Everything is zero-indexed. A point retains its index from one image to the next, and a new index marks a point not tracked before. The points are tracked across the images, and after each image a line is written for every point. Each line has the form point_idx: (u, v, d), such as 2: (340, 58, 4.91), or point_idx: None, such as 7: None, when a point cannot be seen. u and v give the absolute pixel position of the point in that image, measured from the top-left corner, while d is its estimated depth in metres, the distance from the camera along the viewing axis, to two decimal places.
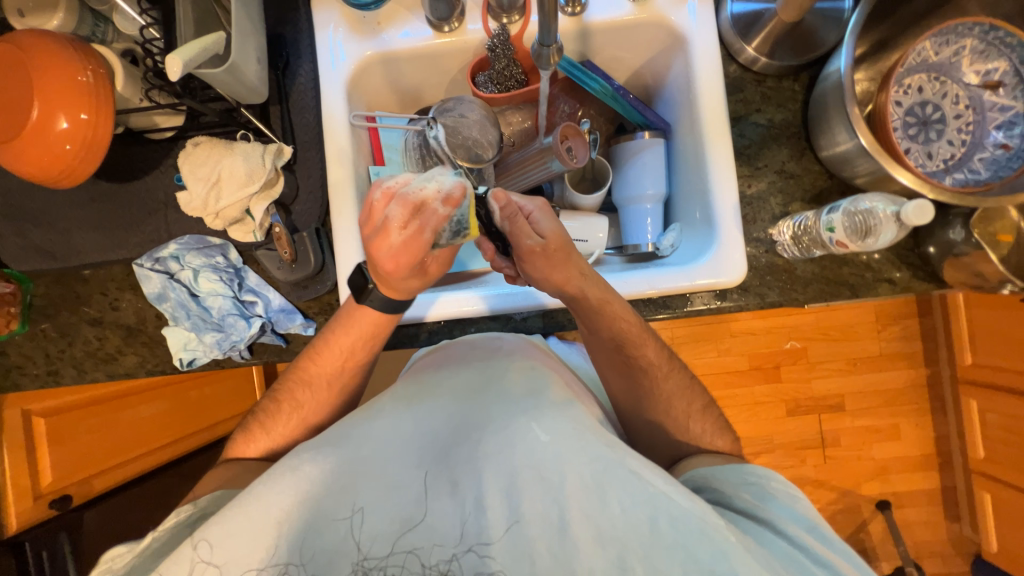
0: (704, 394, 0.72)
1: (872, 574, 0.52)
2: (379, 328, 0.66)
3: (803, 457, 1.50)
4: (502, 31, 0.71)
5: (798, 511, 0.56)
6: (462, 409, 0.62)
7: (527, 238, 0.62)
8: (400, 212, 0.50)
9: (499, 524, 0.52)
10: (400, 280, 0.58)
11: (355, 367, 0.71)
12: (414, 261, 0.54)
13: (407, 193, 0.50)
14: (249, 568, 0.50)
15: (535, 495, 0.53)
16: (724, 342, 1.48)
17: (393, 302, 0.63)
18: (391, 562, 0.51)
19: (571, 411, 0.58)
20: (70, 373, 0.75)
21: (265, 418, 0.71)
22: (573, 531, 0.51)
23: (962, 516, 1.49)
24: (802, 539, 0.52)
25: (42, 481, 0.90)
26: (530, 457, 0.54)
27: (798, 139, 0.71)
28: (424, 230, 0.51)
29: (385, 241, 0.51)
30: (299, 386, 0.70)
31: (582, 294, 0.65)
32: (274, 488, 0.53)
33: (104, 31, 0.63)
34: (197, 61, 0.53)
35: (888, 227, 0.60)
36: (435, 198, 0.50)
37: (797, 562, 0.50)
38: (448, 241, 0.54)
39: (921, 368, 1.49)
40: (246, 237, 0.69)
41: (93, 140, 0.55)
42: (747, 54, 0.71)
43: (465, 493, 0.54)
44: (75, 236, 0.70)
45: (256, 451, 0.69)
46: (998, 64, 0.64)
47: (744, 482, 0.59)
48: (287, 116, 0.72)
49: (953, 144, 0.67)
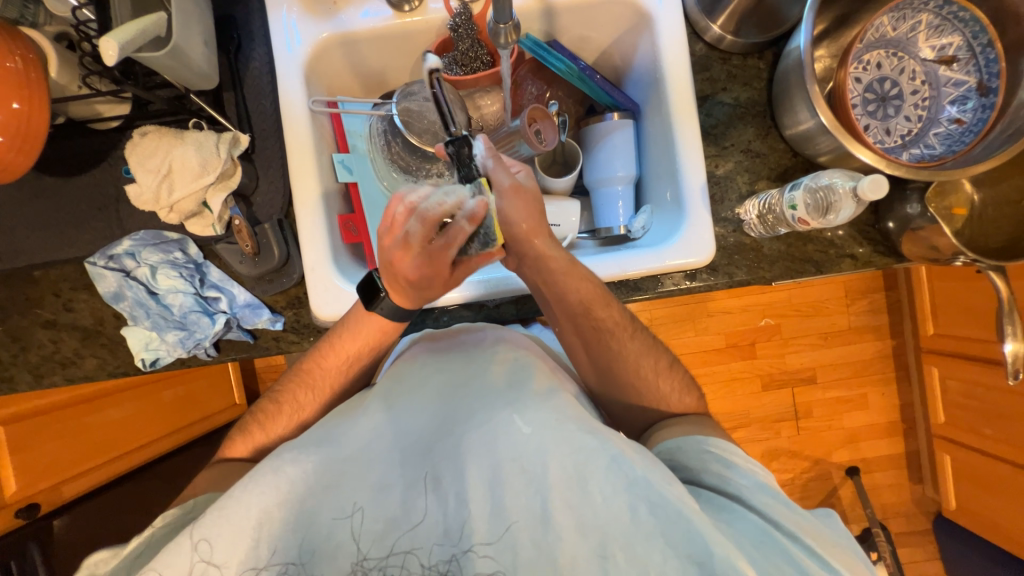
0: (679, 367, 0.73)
1: (834, 530, 0.54)
2: (387, 334, 0.68)
3: (777, 429, 1.55)
4: (464, 9, 0.68)
5: (760, 478, 0.56)
6: (447, 404, 0.61)
7: (503, 179, 0.61)
8: (421, 228, 0.57)
9: (485, 519, 0.51)
10: (418, 294, 0.63)
11: (358, 371, 0.71)
12: (434, 275, 0.61)
13: (427, 210, 0.56)
14: (246, 567, 0.48)
15: (519, 488, 0.52)
16: (701, 322, 1.51)
17: (401, 310, 0.65)
18: (390, 563, 0.50)
19: (553, 401, 0.58)
20: (25, 378, 0.72)
21: (264, 420, 0.68)
22: (556, 522, 0.50)
23: (925, 478, 1.58)
24: (769, 507, 0.53)
25: (6, 490, 0.86)
26: (512, 449, 0.54)
27: (763, 118, 0.72)
28: (445, 245, 0.57)
29: (406, 261, 0.59)
30: (301, 387, 0.69)
31: (551, 254, 0.65)
32: (254, 493, 0.50)
33: (34, 12, 0.58)
34: (136, 42, 0.50)
35: (847, 203, 0.60)
36: (458, 215, 0.55)
37: (767, 534, 0.50)
38: (476, 252, 0.61)
39: (887, 340, 1.56)
40: (205, 230, 0.66)
41: (28, 132, 0.52)
42: (713, 32, 0.70)
43: (448, 490, 0.53)
44: (20, 235, 0.66)
45: (234, 454, 0.66)
46: (952, 39, 0.65)
47: (708, 453, 0.59)
48: (242, 103, 0.69)
49: (910, 120, 0.68)
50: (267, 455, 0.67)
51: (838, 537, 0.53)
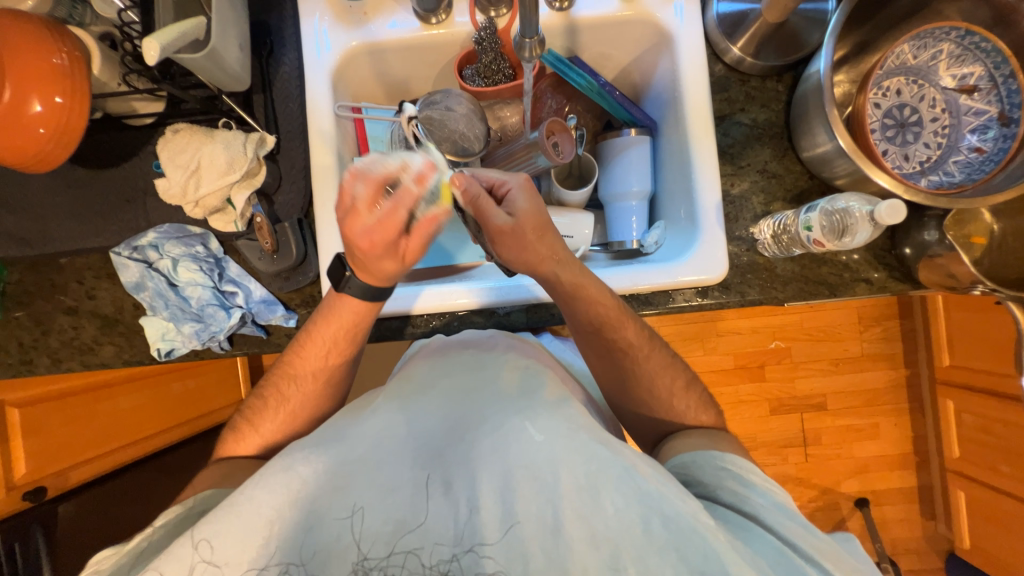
0: (690, 377, 0.72)
1: (854, 555, 0.52)
2: (361, 319, 0.66)
3: (785, 455, 1.52)
4: (490, 23, 0.70)
5: (779, 500, 0.54)
6: (456, 407, 0.59)
7: (495, 217, 0.59)
8: (369, 191, 0.50)
9: (494, 524, 0.48)
10: (374, 260, 0.56)
11: (339, 360, 0.69)
12: (390, 240, 0.53)
13: (375, 174, 0.51)
14: (251, 567, 0.46)
15: (530, 495, 0.49)
16: (710, 341, 1.49)
17: (372, 290, 0.62)
18: (391, 562, 0.47)
19: (565, 409, 0.55)
20: (43, 362, 0.73)
21: (253, 416, 0.69)
22: (567, 532, 0.48)
23: (938, 514, 1.53)
24: (786, 529, 0.50)
25: (16, 473, 0.86)
26: (525, 457, 0.51)
27: (780, 140, 0.72)
28: (394, 208, 0.51)
29: (358, 221, 0.52)
30: (284, 382, 0.69)
31: (556, 279, 0.64)
32: (267, 489, 0.49)
33: (82, 13, 0.62)
34: (176, 44, 0.53)
35: (864, 226, 0.60)
36: (406, 175, 0.50)
37: (785, 557, 0.47)
38: (424, 213, 0.52)
39: (901, 369, 1.52)
40: (226, 227, 0.68)
41: (69, 124, 0.54)
42: (733, 54, 0.71)
43: (458, 495, 0.50)
44: (51, 223, 0.69)
45: (242, 448, 0.67)
46: (973, 69, 0.65)
47: (726, 470, 0.57)
48: (271, 105, 0.72)
49: (929, 147, 0.68)
50: (272, 450, 0.67)
51: (860, 563, 0.51)
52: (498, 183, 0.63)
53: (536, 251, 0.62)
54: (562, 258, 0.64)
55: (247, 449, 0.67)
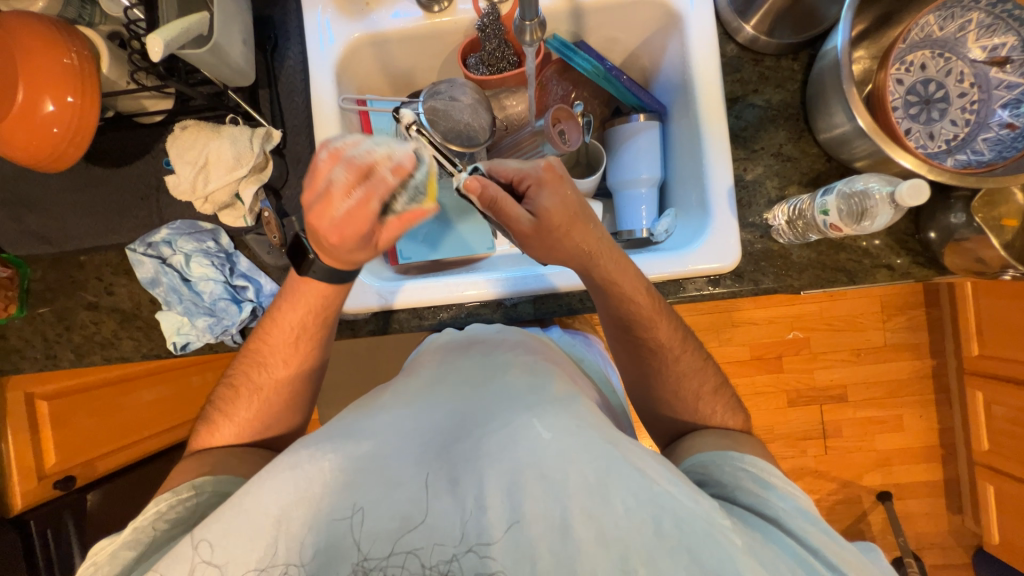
0: (719, 374, 0.70)
1: (870, 557, 0.51)
2: (328, 301, 0.64)
3: (804, 447, 1.49)
4: (492, 9, 0.69)
5: (800, 503, 0.52)
6: (462, 404, 0.57)
7: (518, 221, 0.57)
8: (347, 176, 0.47)
9: (501, 523, 0.46)
10: (345, 250, 0.53)
11: (309, 345, 0.67)
12: (360, 232, 0.50)
13: (355, 157, 0.47)
14: (252, 567, 0.45)
15: (537, 494, 0.47)
16: (726, 332, 1.46)
17: (337, 273, 0.60)
18: (391, 563, 0.45)
19: (573, 407, 0.53)
20: (68, 356, 0.76)
21: (225, 406, 0.66)
22: (575, 532, 0.45)
23: (964, 508, 1.48)
24: (809, 535, 0.48)
25: (47, 462, 0.94)
26: (533, 456, 0.48)
27: (796, 122, 0.69)
28: (368, 196, 0.47)
29: (330, 208, 0.48)
30: (254, 369, 0.66)
31: (587, 274, 0.63)
32: (275, 487, 0.48)
33: (90, 13, 0.63)
34: (180, 40, 0.53)
35: (884, 209, 0.58)
36: (384, 164, 0.47)
37: (805, 563, 0.46)
38: (402, 207, 0.49)
39: (927, 360, 1.47)
40: (236, 221, 0.69)
41: (81, 125, 0.55)
42: (746, 33, 0.69)
43: (466, 492, 0.48)
44: (70, 220, 0.71)
45: (215, 440, 0.64)
46: (1005, 40, 0.62)
47: (744, 470, 0.56)
48: (276, 100, 0.72)
49: (956, 124, 0.65)
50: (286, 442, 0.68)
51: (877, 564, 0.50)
52: (519, 175, 0.59)
53: (568, 247, 0.61)
54: (596, 249, 0.61)
55: (224, 439, 0.65)
